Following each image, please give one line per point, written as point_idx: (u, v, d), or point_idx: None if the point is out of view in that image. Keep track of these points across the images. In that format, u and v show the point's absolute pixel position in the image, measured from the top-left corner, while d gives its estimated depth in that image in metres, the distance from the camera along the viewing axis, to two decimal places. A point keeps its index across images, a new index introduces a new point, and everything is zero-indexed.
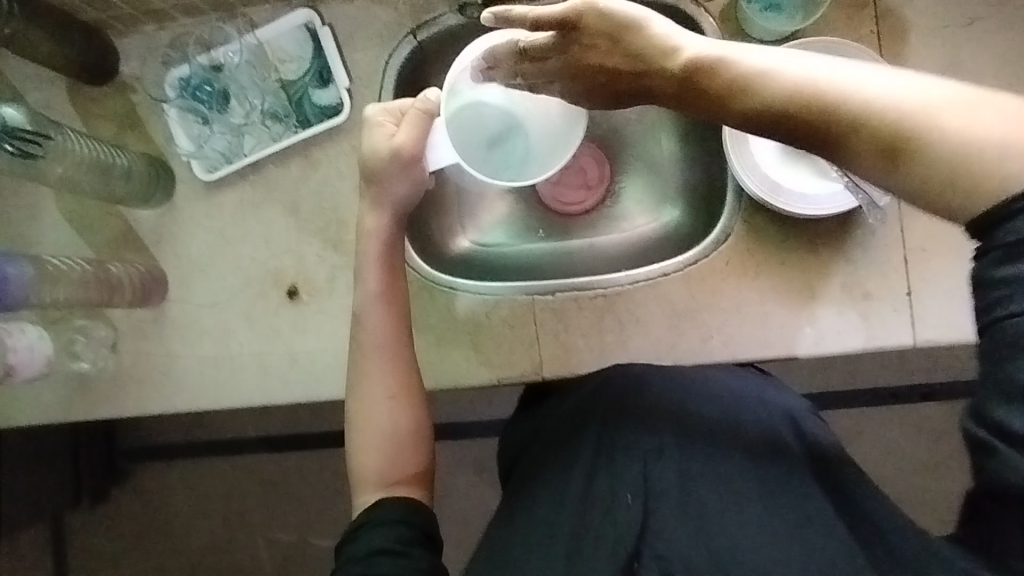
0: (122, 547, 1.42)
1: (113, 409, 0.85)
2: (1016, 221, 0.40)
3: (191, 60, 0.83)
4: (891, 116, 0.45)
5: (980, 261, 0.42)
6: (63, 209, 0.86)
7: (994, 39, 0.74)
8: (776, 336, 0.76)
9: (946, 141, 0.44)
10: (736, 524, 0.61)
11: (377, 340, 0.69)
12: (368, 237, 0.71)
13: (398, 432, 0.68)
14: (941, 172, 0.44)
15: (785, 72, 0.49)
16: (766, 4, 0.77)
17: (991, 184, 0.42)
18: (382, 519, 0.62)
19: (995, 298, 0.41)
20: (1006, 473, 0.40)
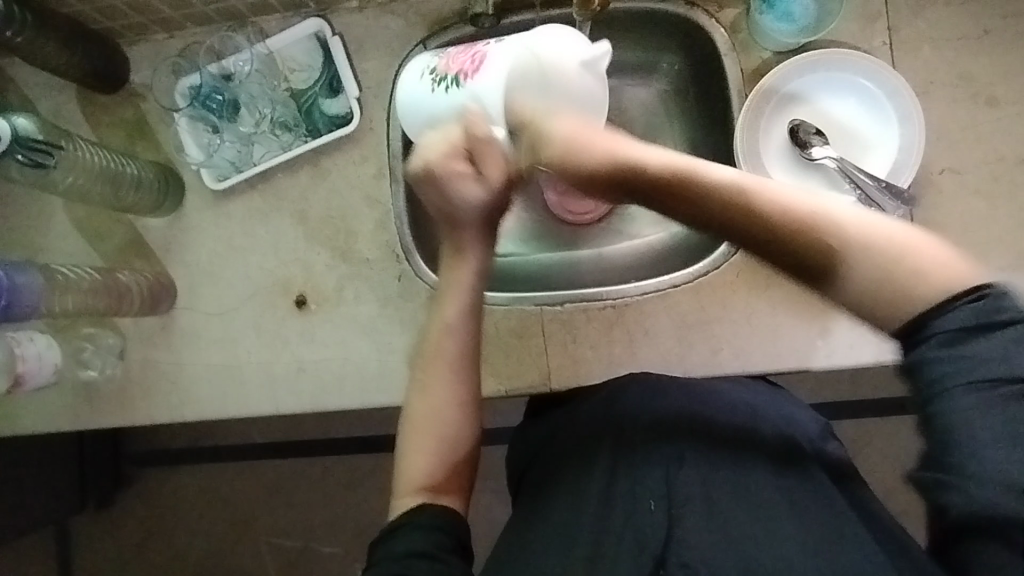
0: (127, 553, 1.42)
1: (121, 417, 0.85)
2: (940, 319, 0.48)
3: (202, 69, 0.83)
4: (835, 236, 0.51)
5: (910, 353, 0.49)
6: (73, 217, 0.86)
7: (1008, 50, 0.74)
8: (787, 349, 0.76)
9: (875, 247, 0.51)
10: (757, 532, 0.60)
11: (453, 352, 0.68)
12: (456, 262, 0.69)
13: (456, 440, 0.67)
14: (879, 286, 0.51)
15: (744, 182, 0.54)
16: (779, 14, 0.75)
17: (915, 291, 0.49)
18: (428, 523, 0.61)
19: (934, 372, 0.47)
20: (967, 508, 0.45)
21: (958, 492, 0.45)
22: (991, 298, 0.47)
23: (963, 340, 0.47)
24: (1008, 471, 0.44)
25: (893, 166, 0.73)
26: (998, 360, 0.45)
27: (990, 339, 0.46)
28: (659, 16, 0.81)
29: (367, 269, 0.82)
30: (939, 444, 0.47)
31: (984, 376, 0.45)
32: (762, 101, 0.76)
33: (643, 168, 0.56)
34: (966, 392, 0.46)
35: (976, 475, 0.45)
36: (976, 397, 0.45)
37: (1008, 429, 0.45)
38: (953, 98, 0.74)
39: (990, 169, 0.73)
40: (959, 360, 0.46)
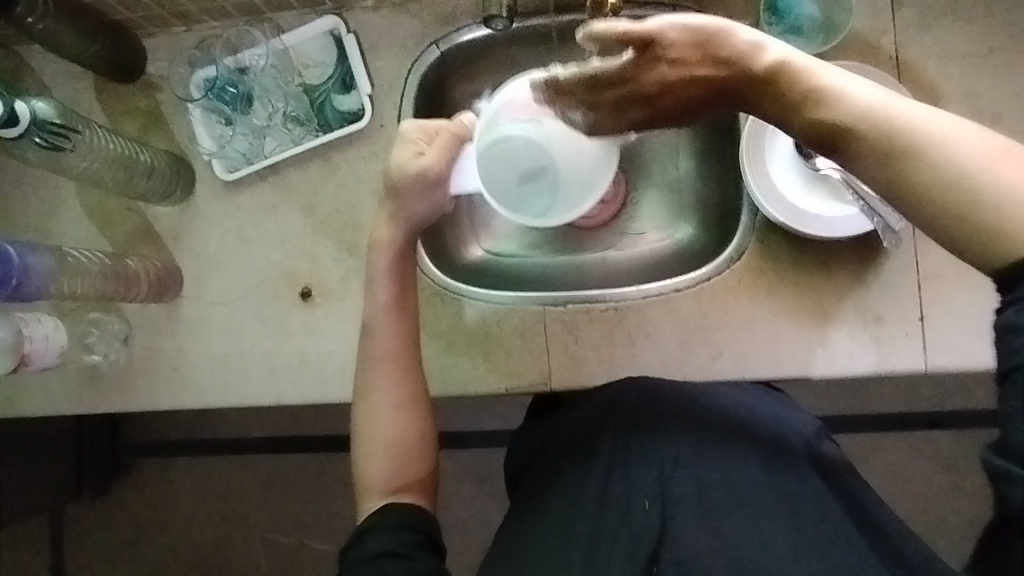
0: (121, 543, 1.42)
1: (123, 402, 0.86)
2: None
3: (218, 62, 0.84)
4: (937, 151, 0.47)
5: (1001, 310, 0.43)
6: (84, 203, 0.87)
7: (1013, 69, 0.75)
8: (786, 356, 0.76)
9: (966, 179, 0.45)
10: (752, 537, 0.61)
11: (384, 350, 0.70)
12: (379, 249, 0.71)
13: (403, 440, 0.69)
14: (959, 211, 0.46)
15: (852, 93, 0.51)
16: (788, 27, 0.78)
17: (999, 226, 0.44)
18: (388, 523, 0.63)
19: (1021, 346, 0.41)
20: None
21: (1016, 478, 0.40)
22: None
23: None
24: None
25: None
26: None
27: None
28: None
29: (373, 264, 0.83)
30: (1006, 420, 0.42)
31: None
32: None
33: (745, 72, 0.55)
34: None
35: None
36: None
37: None
38: (958, 114, 0.75)
39: None
40: None
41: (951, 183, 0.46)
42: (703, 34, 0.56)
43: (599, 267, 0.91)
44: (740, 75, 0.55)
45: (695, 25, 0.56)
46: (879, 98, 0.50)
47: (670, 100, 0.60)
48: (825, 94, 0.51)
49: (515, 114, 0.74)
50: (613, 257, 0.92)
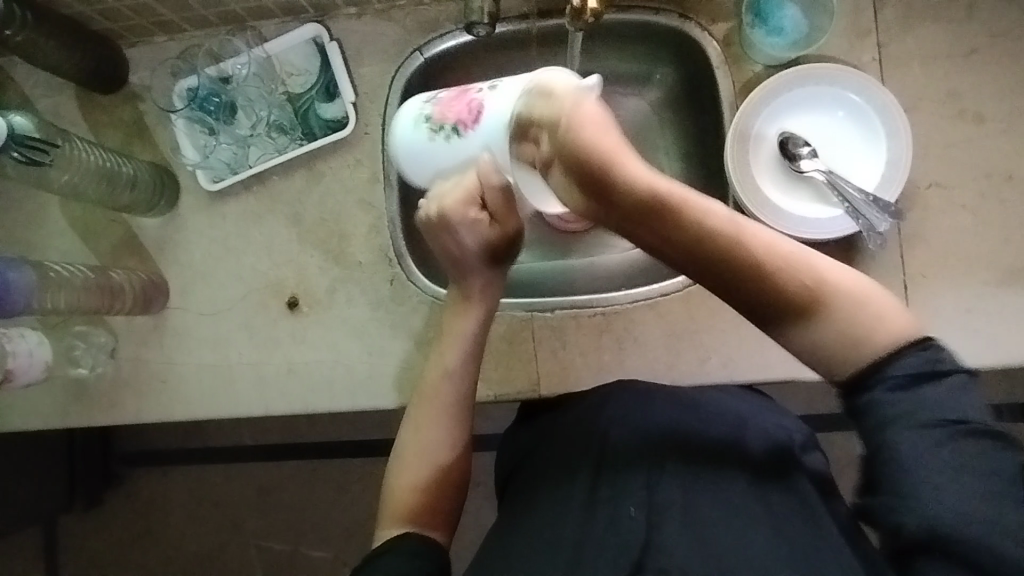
0: (114, 553, 1.42)
1: (110, 416, 0.85)
2: (896, 363, 0.51)
3: (200, 72, 0.84)
4: (799, 273, 0.52)
5: (865, 393, 0.51)
6: (67, 215, 0.86)
7: (994, 68, 0.75)
8: (774, 359, 0.76)
9: (829, 299, 0.52)
10: (738, 541, 0.60)
11: (448, 397, 0.70)
12: (460, 302, 0.72)
13: (444, 478, 0.68)
14: (833, 334, 0.52)
15: (687, 194, 0.53)
16: (770, 29, 0.78)
17: (866, 341, 0.52)
18: (405, 551, 0.62)
19: (883, 413, 0.50)
20: (927, 526, 0.46)
21: (904, 518, 0.47)
22: (931, 348, 0.51)
23: (911, 384, 0.50)
24: (950, 503, 0.46)
25: (880, 180, 0.74)
26: (942, 406, 0.48)
27: (935, 388, 0.49)
28: (652, 29, 0.83)
29: (359, 272, 0.83)
30: (885, 478, 0.49)
31: (924, 418, 0.48)
32: (753, 112, 0.77)
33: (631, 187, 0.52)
34: (910, 432, 0.48)
35: (920, 501, 0.47)
36: (915, 436, 0.48)
37: (952, 465, 0.47)
38: (940, 114, 0.75)
39: (975, 185, 0.74)
40: (906, 404, 0.49)
41: (820, 308, 0.53)
42: (598, 130, 0.53)
43: (587, 272, 0.91)
44: (611, 182, 0.52)
45: (597, 105, 0.54)
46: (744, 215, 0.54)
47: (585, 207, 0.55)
48: (696, 200, 0.53)
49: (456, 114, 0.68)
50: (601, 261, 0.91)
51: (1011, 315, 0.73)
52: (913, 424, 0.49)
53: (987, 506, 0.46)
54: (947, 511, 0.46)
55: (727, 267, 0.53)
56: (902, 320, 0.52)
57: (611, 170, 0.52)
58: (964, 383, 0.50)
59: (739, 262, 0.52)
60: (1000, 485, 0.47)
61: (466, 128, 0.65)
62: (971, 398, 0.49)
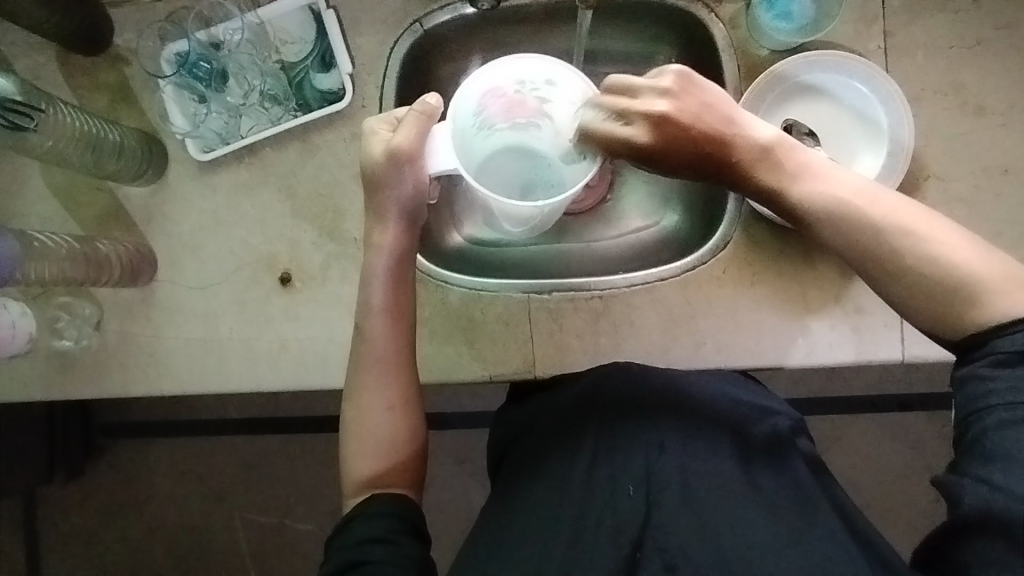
0: (95, 525, 1.40)
1: (96, 390, 0.83)
2: (998, 340, 0.54)
3: (190, 36, 0.80)
4: (917, 239, 0.59)
5: (964, 365, 0.56)
6: (49, 182, 0.83)
7: (997, 61, 0.75)
8: (768, 345, 0.77)
9: (932, 256, 0.58)
10: (734, 524, 0.62)
11: (378, 354, 0.69)
12: (375, 251, 0.71)
13: (394, 439, 0.69)
14: (932, 294, 0.58)
15: (781, 144, 0.65)
16: (777, 13, 0.76)
17: (975, 295, 0.57)
18: (374, 512, 0.64)
19: (983, 388, 0.53)
20: (989, 503, 0.50)
21: (969, 492, 0.52)
22: None
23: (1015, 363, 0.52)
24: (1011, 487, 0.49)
25: (881, 170, 0.74)
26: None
27: None
28: (657, 10, 0.82)
29: (354, 249, 0.82)
30: (968, 451, 0.53)
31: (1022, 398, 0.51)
32: (758, 98, 0.76)
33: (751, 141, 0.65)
34: (1008, 412, 0.51)
35: (992, 481, 0.50)
36: (1011, 415, 0.51)
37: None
38: (942, 105, 0.75)
39: (974, 178, 0.75)
40: (1001, 381, 0.52)
41: (923, 259, 0.58)
42: (711, 115, 0.64)
43: (585, 255, 0.90)
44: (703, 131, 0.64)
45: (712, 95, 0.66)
46: (859, 188, 0.62)
47: (703, 151, 0.64)
48: (802, 184, 0.64)
49: (511, 112, 0.72)
50: (599, 245, 0.91)
51: None
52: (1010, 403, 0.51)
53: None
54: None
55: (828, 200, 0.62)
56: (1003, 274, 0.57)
57: (727, 141, 0.64)
58: None
59: (843, 217, 0.62)
60: None
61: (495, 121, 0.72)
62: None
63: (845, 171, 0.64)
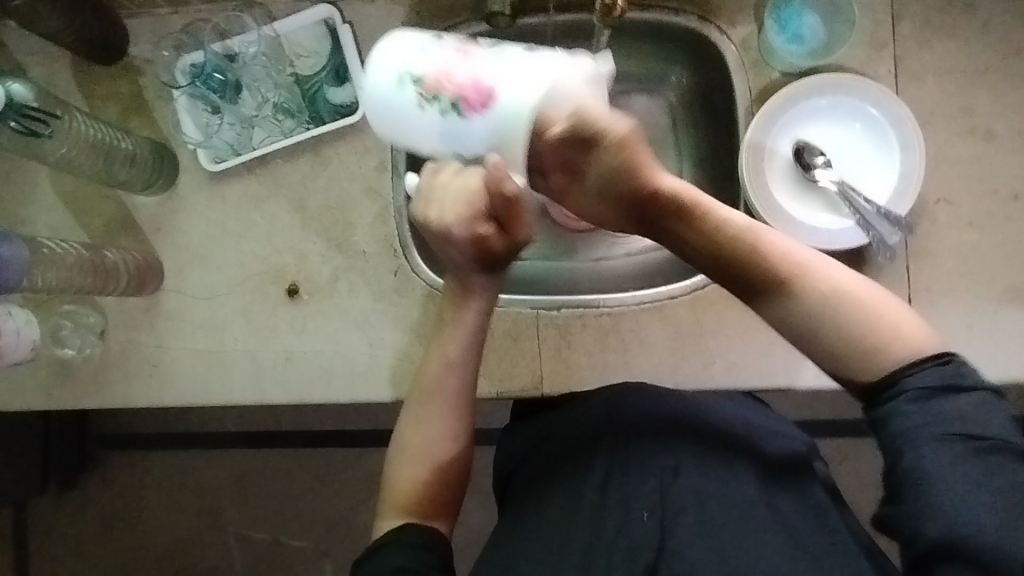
0: (88, 538, 1.38)
1: (97, 399, 0.82)
2: (911, 375, 0.55)
3: (205, 48, 0.81)
4: (825, 282, 0.60)
5: (880, 404, 0.56)
6: (59, 189, 0.83)
7: (1006, 87, 0.75)
8: (778, 366, 0.76)
9: (844, 299, 0.59)
10: (753, 547, 0.60)
11: (447, 388, 0.68)
12: (454, 325, 0.68)
13: (446, 470, 0.68)
14: (848, 337, 0.58)
15: (684, 190, 0.62)
16: (789, 37, 0.78)
17: (886, 341, 0.57)
18: (410, 541, 0.62)
19: (907, 425, 0.54)
20: (946, 535, 0.50)
21: (928, 525, 0.51)
22: (953, 363, 0.55)
23: (933, 398, 0.54)
24: (976, 520, 0.50)
25: (891, 193, 0.74)
26: (959, 420, 0.52)
27: (959, 401, 0.53)
28: (670, 29, 0.82)
29: (363, 262, 0.81)
30: (903, 487, 0.53)
31: (948, 430, 0.52)
32: (769, 119, 0.77)
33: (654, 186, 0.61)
34: (939, 444, 0.52)
35: (943, 512, 0.50)
36: (944, 449, 0.52)
37: (968, 482, 0.51)
38: (953, 130, 0.76)
39: (983, 203, 0.75)
40: (927, 418, 0.53)
41: (833, 302, 0.59)
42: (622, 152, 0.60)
43: (593, 273, 0.90)
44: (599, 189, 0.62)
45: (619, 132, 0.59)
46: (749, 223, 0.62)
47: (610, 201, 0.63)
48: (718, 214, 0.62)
49: (450, 67, 0.56)
50: (607, 262, 0.90)
51: (1015, 331, 0.74)
52: (936, 434, 0.52)
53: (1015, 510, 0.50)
54: (981, 521, 0.50)
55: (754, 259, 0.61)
56: (919, 334, 0.57)
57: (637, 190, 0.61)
58: (984, 400, 0.53)
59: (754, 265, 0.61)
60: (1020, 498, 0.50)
61: (469, 109, 0.56)
62: (998, 415, 0.53)
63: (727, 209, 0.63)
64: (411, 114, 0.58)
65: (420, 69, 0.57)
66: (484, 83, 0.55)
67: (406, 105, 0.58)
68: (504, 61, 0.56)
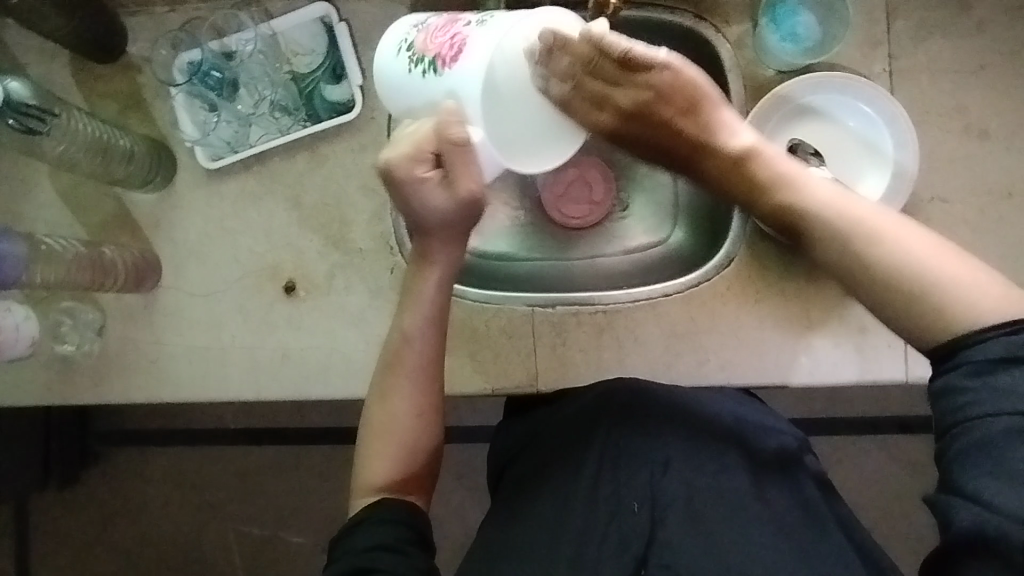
0: (88, 533, 1.39)
1: (95, 395, 0.83)
2: (973, 347, 0.51)
3: (203, 46, 0.81)
4: (892, 243, 0.58)
5: (940, 375, 0.53)
6: (57, 186, 0.84)
7: (1001, 85, 0.75)
8: (771, 364, 0.77)
9: (909, 261, 0.56)
10: (739, 538, 0.61)
11: (414, 359, 0.69)
12: (418, 299, 0.70)
13: (419, 442, 0.68)
14: (904, 292, 0.56)
15: (756, 149, 0.67)
16: (783, 35, 0.77)
17: (949, 310, 0.54)
18: (387, 517, 0.63)
19: (960, 402, 0.51)
20: (982, 518, 0.48)
21: (962, 509, 0.49)
22: (1022, 331, 0.50)
23: (995, 372, 0.50)
24: (1018, 505, 0.47)
25: (885, 191, 0.74)
26: (1019, 396, 0.48)
27: (1021, 373, 0.49)
28: (665, 27, 0.83)
29: (359, 260, 0.82)
30: (952, 464, 0.51)
31: (1007, 408, 0.48)
32: (763, 117, 0.77)
33: (724, 149, 0.68)
34: (999, 424, 0.48)
35: (987, 496, 0.48)
36: (1002, 430, 0.48)
37: (1021, 464, 0.48)
38: (947, 128, 0.76)
39: (977, 201, 0.75)
40: (981, 393, 0.50)
41: (904, 262, 0.57)
42: (706, 103, 0.69)
43: (588, 270, 0.90)
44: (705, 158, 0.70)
45: (676, 66, 0.68)
46: (836, 195, 0.63)
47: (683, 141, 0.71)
48: (801, 191, 0.64)
49: (435, 35, 0.61)
50: (602, 260, 0.91)
51: None
52: (994, 413, 0.49)
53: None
54: (1017, 507, 0.47)
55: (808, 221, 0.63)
56: (991, 296, 0.53)
57: (706, 144, 0.69)
58: None
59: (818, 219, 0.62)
60: None
61: (443, 64, 0.60)
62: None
63: (819, 178, 0.65)
64: (405, 79, 0.63)
65: (414, 37, 0.63)
66: (459, 37, 0.60)
67: (401, 69, 0.63)
68: (490, 32, 0.59)
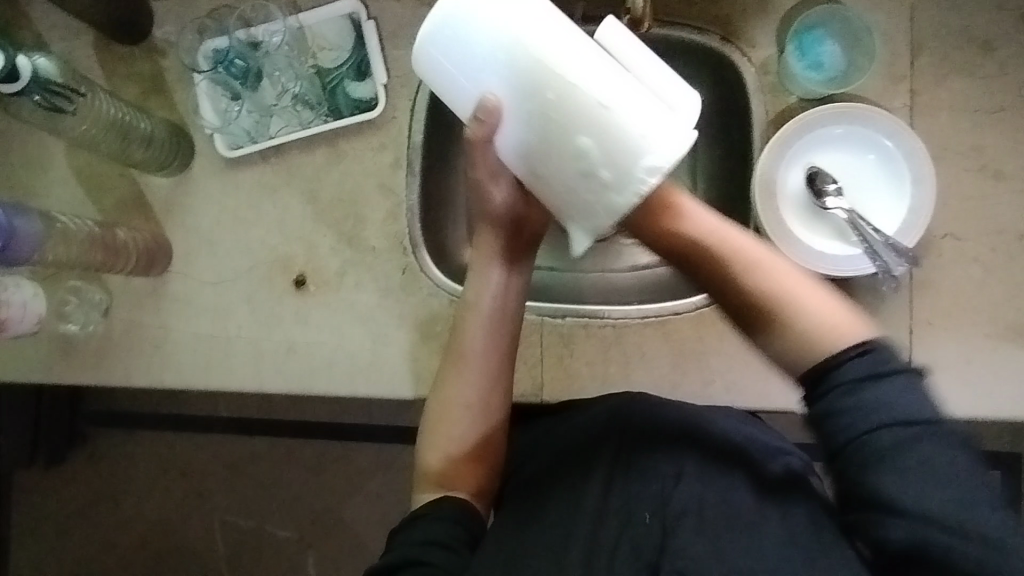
0: (71, 513, 1.38)
1: (96, 375, 0.83)
2: (840, 368, 0.52)
3: (229, 34, 0.81)
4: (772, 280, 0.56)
5: (816, 402, 0.53)
6: (73, 164, 0.83)
7: (1020, 127, 0.76)
8: (776, 390, 0.77)
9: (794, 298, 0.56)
10: (750, 548, 0.59)
11: (475, 344, 0.67)
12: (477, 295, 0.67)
13: (475, 440, 0.68)
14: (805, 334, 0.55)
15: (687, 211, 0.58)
16: (808, 63, 0.79)
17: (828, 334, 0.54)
18: (446, 514, 0.64)
19: (843, 424, 0.51)
20: (905, 537, 0.49)
21: (889, 527, 0.50)
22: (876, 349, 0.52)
23: (863, 388, 0.51)
24: (932, 512, 0.49)
25: (899, 226, 0.75)
26: (897, 409, 0.50)
27: (889, 386, 0.51)
28: (691, 48, 0.83)
29: (371, 257, 0.81)
30: (858, 482, 0.51)
31: (878, 423, 0.50)
32: (784, 144, 0.78)
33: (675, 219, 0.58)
34: (875, 445, 0.50)
35: (901, 512, 0.49)
36: (881, 451, 0.50)
37: (918, 472, 0.49)
38: (964, 166, 0.77)
39: (989, 241, 0.76)
40: (860, 411, 0.51)
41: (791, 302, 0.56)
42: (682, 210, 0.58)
43: (598, 285, 0.91)
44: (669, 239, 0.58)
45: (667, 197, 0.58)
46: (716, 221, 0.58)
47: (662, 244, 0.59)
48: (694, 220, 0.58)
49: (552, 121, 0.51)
50: (612, 276, 0.91)
51: (1012, 368, 0.75)
52: (871, 430, 0.50)
53: (970, 501, 0.49)
54: (934, 513, 0.49)
55: (703, 259, 0.58)
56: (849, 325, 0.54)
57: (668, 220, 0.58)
58: (911, 380, 0.51)
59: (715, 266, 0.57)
60: (965, 487, 0.49)
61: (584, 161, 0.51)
62: (920, 394, 0.51)
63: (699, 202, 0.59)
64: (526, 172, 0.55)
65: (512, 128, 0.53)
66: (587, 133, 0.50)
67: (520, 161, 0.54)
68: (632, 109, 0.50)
